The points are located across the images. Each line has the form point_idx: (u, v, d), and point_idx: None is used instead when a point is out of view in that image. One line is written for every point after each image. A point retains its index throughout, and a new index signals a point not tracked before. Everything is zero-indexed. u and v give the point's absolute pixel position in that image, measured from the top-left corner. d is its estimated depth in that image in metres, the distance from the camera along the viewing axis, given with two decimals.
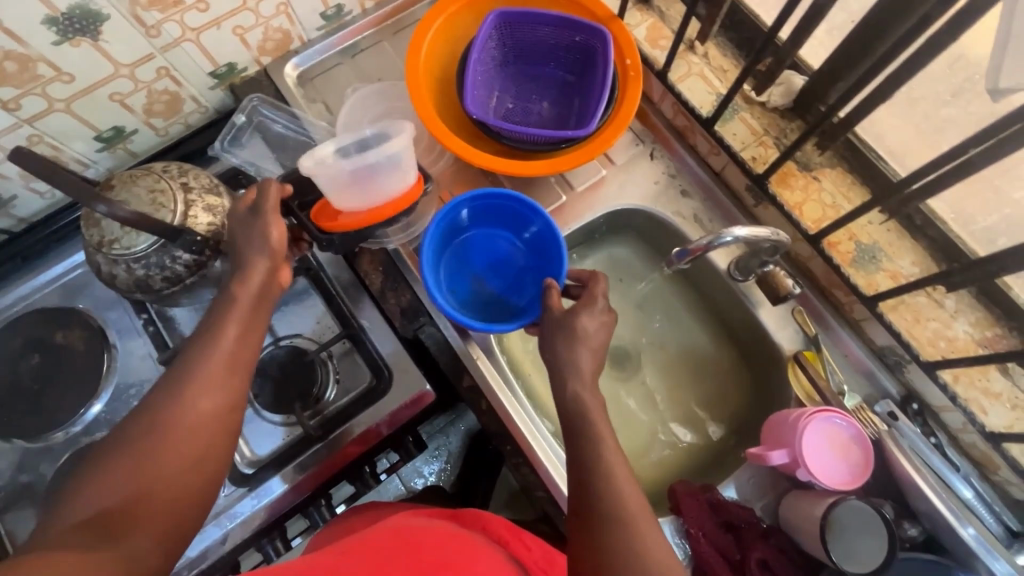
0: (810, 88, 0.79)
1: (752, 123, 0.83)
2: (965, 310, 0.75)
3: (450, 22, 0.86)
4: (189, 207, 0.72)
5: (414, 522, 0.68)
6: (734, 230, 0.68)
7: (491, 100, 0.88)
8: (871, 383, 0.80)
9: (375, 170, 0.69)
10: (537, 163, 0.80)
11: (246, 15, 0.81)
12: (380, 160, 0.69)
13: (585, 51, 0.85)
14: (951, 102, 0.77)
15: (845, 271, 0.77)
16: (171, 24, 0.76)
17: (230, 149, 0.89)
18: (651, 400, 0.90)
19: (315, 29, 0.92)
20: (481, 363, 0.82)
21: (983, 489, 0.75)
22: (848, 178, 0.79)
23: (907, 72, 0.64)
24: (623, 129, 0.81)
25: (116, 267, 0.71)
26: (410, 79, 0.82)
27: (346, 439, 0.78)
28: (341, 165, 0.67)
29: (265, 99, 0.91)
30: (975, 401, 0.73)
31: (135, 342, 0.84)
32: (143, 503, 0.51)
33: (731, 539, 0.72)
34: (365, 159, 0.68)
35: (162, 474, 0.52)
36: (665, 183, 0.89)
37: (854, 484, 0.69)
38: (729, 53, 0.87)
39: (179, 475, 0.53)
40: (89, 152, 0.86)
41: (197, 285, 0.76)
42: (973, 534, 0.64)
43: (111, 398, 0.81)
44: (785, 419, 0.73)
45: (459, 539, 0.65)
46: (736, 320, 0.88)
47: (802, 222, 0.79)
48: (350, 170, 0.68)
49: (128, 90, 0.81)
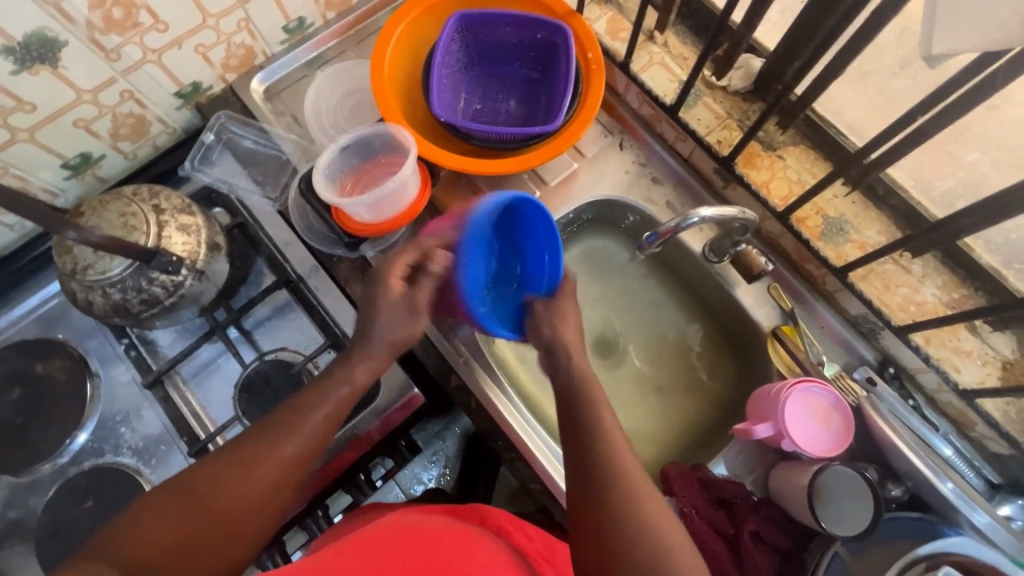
0: (768, 70, 0.81)
1: (715, 107, 0.85)
2: (932, 274, 0.77)
3: (412, 28, 0.87)
4: (162, 228, 0.72)
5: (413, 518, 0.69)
6: (701, 212, 0.69)
7: (458, 102, 0.89)
8: (848, 352, 0.82)
9: (390, 195, 0.77)
10: (509, 160, 0.82)
11: (207, 33, 0.81)
12: (393, 184, 0.76)
13: (547, 48, 0.86)
14: (900, 73, 0.75)
15: (814, 244, 0.79)
16: (131, 46, 0.75)
17: (200, 168, 0.89)
18: (639, 386, 0.92)
19: (278, 43, 0.93)
20: (466, 363, 0.82)
21: (963, 446, 0.77)
22: (811, 154, 0.81)
23: (856, 47, 0.66)
24: (590, 122, 0.82)
25: (91, 293, 0.70)
26: (376, 87, 0.83)
27: (344, 443, 0.81)
28: (361, 197, 0.75)
29: (232, 115, 0.90)
30: (947, 360, 0.75)
31: (117, 368, 0.83)
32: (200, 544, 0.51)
33: (724, 515, 0.74)
34: (382, 190, 0.75)
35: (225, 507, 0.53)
36: (636, 172, 0.91)
37: (837, 450, 0.71)
38: (688, 40, 0.89)
39: (239, 521, 0.54)
40: (57, 180, 0.86)
41: (177, 306, 0.76)
42: (952, 488, 0.65)
43: (97, 427, 0.80)
44: (767, 392, 0.74)
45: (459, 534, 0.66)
46: (715, 300, 0.90)
47: (770, 199, 0.81)
48: (370, 199, 0.76)
49: (93, 115, 0.81)
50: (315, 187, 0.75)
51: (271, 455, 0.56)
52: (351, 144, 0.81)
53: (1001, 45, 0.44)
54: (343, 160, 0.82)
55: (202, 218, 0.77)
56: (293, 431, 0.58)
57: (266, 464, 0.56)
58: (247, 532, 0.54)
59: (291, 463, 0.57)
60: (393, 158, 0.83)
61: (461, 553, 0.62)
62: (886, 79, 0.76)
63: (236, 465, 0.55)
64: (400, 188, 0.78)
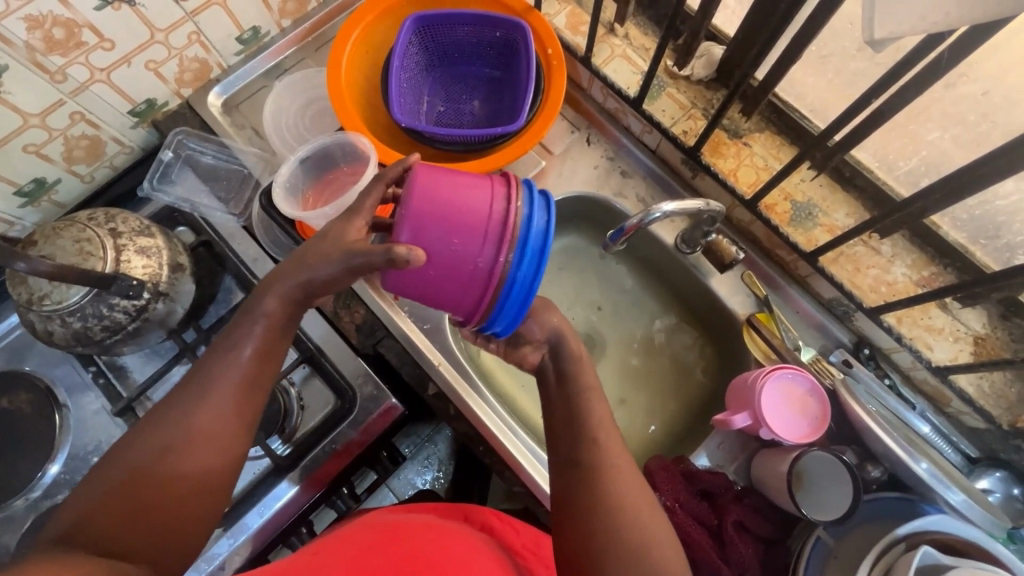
0: (728, 58, 0.81)
1: (679, 97, 0.85)
2: (901, 253, 0.77)
3: (368, 33, 0.85)
4: (120, 252, 0.71)
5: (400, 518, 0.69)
6: (662, 207, 0.69)
7: (421, 106, 0.88)
8: (823, 335, 0.82)
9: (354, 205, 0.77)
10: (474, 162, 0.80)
11: (157, 48, 0.79)
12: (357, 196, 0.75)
13: (507, 46, 0.85)
14: (858, 54, 0.73)
15: (784, 231, 0.79)
16: (76, 67, 0.73)
17: (161, 187, 0.86)
18: (620, 380, 0.91)
19: (234, 54, 0.91)
20: (443, 369, 0.82)
21: (940, 422, 0.77)
22: (777, 139, 0.81)
23: (811, 31, 0.65)
24: (554, 118, 0.81)
25: (51, 323, 0.68)
26: (334, 96, 0.81)
27: (322, 459, 0.77)
28: (326, 210, 0.74)
29: (189, 131, 0.89)
30: (920, 339, 0.75)
31: (87, 396, 0.81)
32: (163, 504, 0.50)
33: (707, 506, 0.74)
34: (346, 201, 0.75)
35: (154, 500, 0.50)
36: (605, 167, 0.90)
37: (813, 436, 0.71)
38: (649, 31, 0.88)
39: (198, 477, 0.52)
40: (12, 208, 0.83)
41: (142, 330, 0.74)
42: (926, 468, 0.65)
43: (69, 458, 0.78)
44: (744, 381, 0.74)
45: (447, 534, 0.65)
46: (690, 291, 0.90)
47: (737, 187, 0.81)
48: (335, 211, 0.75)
49: (43, 140, 0.78)
50: (276, 200, 0.75)
51: (214, 399, 0.54)
52: (314, 156, 0.81)
53: (940, 27, 0.44)
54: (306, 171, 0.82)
55: (162, 239, 0.75)
56: (226, 376, 0.55)
57: (211, 410, 0.54)
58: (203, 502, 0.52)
59: (235, 406, 0.55)
60: (357, 167, 0.82)
61: (451, 548, 0.62)
62: (845, 61, 0.74)
63: (177, 421, 0.53)
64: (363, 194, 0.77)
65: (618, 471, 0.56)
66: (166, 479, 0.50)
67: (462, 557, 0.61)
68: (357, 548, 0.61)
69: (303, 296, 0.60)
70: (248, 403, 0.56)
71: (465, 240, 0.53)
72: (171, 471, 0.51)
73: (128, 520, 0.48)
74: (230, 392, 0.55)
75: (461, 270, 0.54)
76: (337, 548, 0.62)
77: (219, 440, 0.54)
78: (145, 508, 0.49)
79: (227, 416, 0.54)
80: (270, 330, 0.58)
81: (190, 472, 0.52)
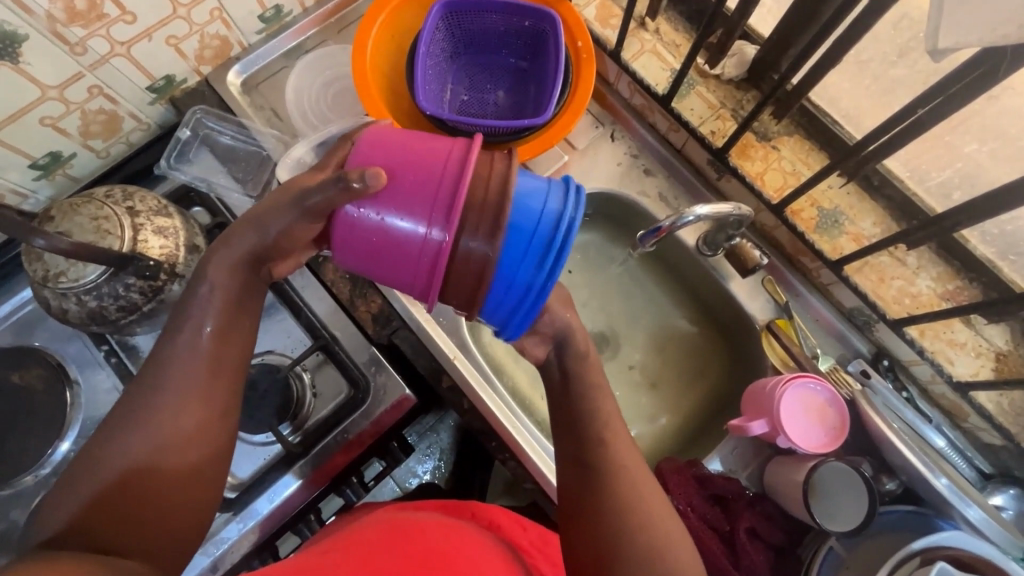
0: (761, 58, 0.79)
1: (708, 97, 0.83)
2: (927, 265, 0.76)
3: (394, 17, 0.84)
4: (137, 231, 0.69)
5: (409, 514, 0.68)
6: (695, 209, 0.68)
7: (444, 94, 0.86)
8: (842, 344, 0.81)
9: None
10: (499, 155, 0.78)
11: (179, 23, 0.77)
12: None
13: (535, 36, 0.83)
14: (898, 62, 0.73)
15: (809, 237, 0.78)
16: (96, 39, 0.71)
17: (177, 165, 0.84)
18: (632, 379, 0.91)
19: (255, 33, 0.89)
20: (459, 363, 0.81)
21: (955, 437, 0.77)
22: (806, 144, 0.80)
23: (855, 35, 0.64)
24: (581, 112, 0.79)
25: (66, 301, 0.67)
26: (358, 80, 0.79)
27: (333, 448, 0.77)
28: None
29: (209, 110, 0.87)
30: (942, 353, 0.75)
31: (98, 375, 0.81)
32: (143, 487, 0.49)
33: (718, 510, 0.74)
34: None
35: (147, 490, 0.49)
36: (628, 164, 0.88)
37: (831, 446, 0.71)
38: (681, 27, 0.86)
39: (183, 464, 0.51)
40: (26, 181, 0.82)
41: (156, 311, 0.73)
42: (945, 484, 0.65)
43: (79, 435, 0.78)
44: (762, 388, 0.74)
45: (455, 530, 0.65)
46: (708, 294, 0.89)
47: (764, 191, 0.80)
48: None
49: (60, 113, 0.77)
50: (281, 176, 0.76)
51: (173, 389, 0.52)
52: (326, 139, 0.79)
53: (1007, 41, 0.43)
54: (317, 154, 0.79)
55: (179, 220, 0.74)
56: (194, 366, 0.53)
57: (168, 406, 0.51)
58: (191, 486, 0.51)
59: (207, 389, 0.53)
60: None
61: (456, 544, 0.62)
62: (883, 67, 0.74)
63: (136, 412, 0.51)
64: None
65: (627, 474, 0.53)
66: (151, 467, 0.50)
67: (470, 554, 0.61)
68: (367, 544, 0.61)
69: (260, 261, 0.56)
70: (217, 386, 0.54)
71: (423, 204, 0.49)
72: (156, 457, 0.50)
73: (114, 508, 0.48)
74: (195, 383, 0.52)
75: (411, 243, 0.50)
76: (352, 542, 0.62)
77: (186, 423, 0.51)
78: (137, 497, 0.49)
79: (197, 404, 0.52)
80: (229, 300, 0.55)
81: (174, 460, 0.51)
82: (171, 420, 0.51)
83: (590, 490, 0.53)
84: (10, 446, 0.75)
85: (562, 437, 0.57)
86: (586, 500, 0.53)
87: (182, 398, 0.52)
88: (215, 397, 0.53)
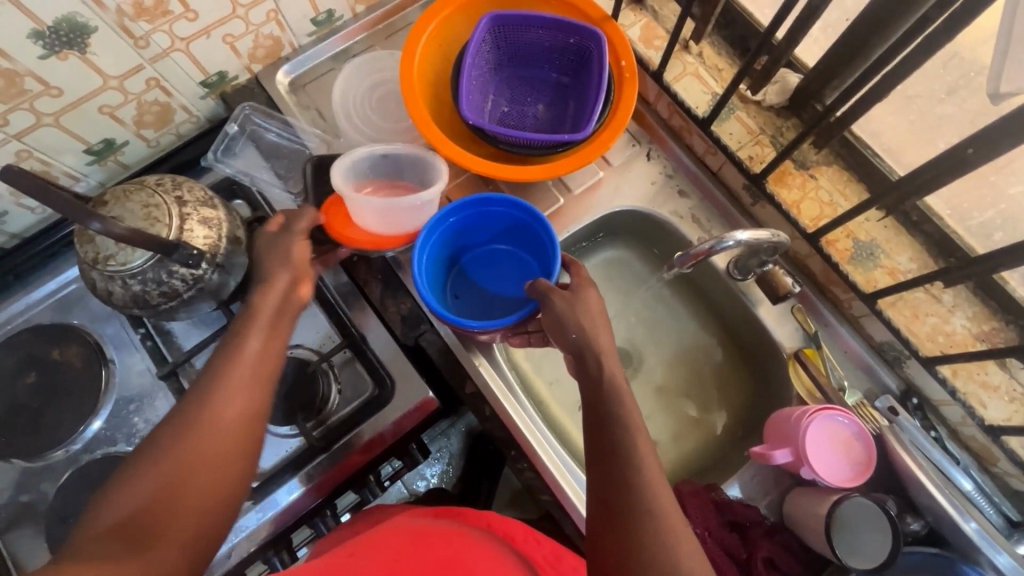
0: (805, 87, 0.79)
1: (748, 122, 0.83)
2: (963, 305, 0.75)
3: (443, 26, 0.85)
4: (184, 220, 0.71)
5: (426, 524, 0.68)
6: (736, 234, 0.68)
7: (486, 104, 0.88)
8: (871, 379, 0.80)
9: (405, 206, 0.76)
10: (536, 167, 0.79)
11: (236, 22, 0.80)
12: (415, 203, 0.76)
13: (579, 53, 0.85)
14: (945, 100, 0.76)
15: (843, 269, 0.77)
16: (159, 34, 0.74)
17: (223, 158, 0.88)
18: (653, 399, 0.91)
19: (306, 35, 0.91)
20: (484, 369, 0.82)
21: (984, 481, 0.76)
22: (845, 175, 0.80)
23: (904, 71, 0.64)
24: (621, 131, 0.80)
25: (112, 283, 0.70)
26: (404, 86, 0.81)
27: (353, 446, 0.78)
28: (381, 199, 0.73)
29: (257, 107, 0.90)
30: (974, 395, 0.73)
31: (133, 357, 0.82)
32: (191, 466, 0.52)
33: (737, 538, 0.73)
34: (403, 200, 0.74)
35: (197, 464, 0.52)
36: (662, 183, 0.89)
37: (856, 481, 0.70)
38: (724, 52, 0.87)
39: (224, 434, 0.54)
40: (80, 165, 0.85)
41: (195, 299, 0.75)
42: (976, 528, 0.65)
43: (111, 415, 0.80)
44: (788, 417, 0.73)
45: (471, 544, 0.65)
46: (735, 318, 0.89)
47: (800, 220, 0.79)
48: (386, 204, 0.74)
49: (118, 102, 0.80)
50: (334, 179, 0.74)
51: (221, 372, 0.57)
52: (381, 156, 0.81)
53: None
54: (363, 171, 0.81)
55: (223, 212, 0.76)
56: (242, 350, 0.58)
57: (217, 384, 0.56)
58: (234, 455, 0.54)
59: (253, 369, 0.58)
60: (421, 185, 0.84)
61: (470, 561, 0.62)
62: (931, 104, 0.77)
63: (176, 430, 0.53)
64: (418, 210, 0.78)
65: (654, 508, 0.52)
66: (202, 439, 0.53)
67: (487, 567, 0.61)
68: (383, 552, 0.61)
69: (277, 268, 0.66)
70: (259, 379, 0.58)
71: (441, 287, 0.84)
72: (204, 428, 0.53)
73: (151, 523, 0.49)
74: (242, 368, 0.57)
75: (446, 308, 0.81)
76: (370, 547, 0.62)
77: (210, 430, 0.53)
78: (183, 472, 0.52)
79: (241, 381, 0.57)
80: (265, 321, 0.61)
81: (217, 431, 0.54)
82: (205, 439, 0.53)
83: (619, 529, 0.52)
84: (46, 420, 0.77)
85: (592, 469, 0.57)
86: (613, 544, 0.52)
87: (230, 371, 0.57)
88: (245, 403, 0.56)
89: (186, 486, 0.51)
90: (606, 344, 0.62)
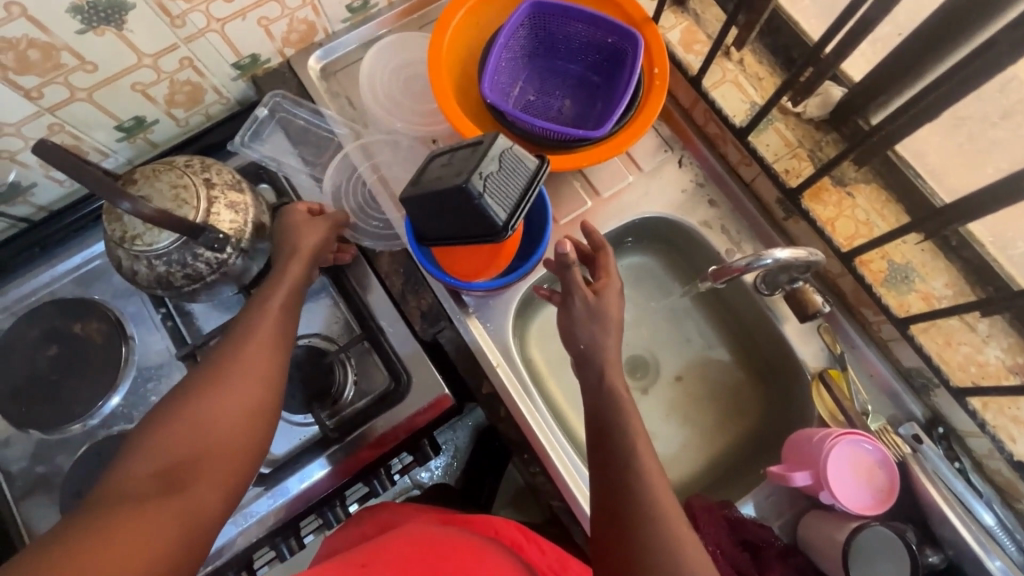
0: (849, 101, 0.77)
1: (786, 134, 0.81)
2: (997, 335, 0.73)
3: (482, 6, 0.85)
4: (211, 204, 0.71)
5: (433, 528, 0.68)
6: (774, 253, 0.68)
7: (513, 90, 0.86)
8: (895, 404, 0.79)
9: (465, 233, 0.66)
10: (552, 159, 0.77)
11: (272, 6, 0.79)
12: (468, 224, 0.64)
13: (615, 54, 0.83)
14: (999, 123, 0.73)
15: (876, 291, 0.75)
16: (196, 14, 0.73)
17: (251, 143, 0.88)
18: (668, 410, 0.89)
19: (340, 21, 0.90)
20: (500, 370, 0.82)
21: (1006, 515, 0.73)
22: (883, 195, 0.77)
23: (958, 91, 0.61)
24: (640, 134, 0.77)
25: (137, 263, 0.70)
26: (430, 57, 0.81)
27: (366, 440, 0.78)
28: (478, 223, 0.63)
29: (287, 95, 0.89)
30: (1004, 428, 0.71)
31: (153, 336, 0.83)
32: (207, 435, 0.53)
33: (748, 557, 0.72)
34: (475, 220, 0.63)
35: (220, 437, 0.54)
36: (692, 191, 0.87)
37: (876, 510, 0.68)
38: (765, 60, 0.84)
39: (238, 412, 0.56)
40: (110, 141, 0.85)
41: (218, 283, 0.75)
42: (1000, 566, 0.64)
43: (129, 392, 0.81)
44: (809, 438, 0.71)
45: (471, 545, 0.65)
46: (759, 333, 0.87)
47: (834, 238, 0.77)
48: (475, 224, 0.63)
49: (151, 80, 0.79)
50: (507, 192, 0.61)
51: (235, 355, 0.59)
52: (422, 184, 0.64)
53: None
54: (502, 183, 0.61)
55: (250, 197, 0.75)
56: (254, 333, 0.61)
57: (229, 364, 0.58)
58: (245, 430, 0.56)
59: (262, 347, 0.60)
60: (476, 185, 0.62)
61: (482, 573, 0.60)
62: (983, 127, 0.74)
63: (172, 407, 0.55)
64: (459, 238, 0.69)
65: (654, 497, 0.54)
66: (220, 412, 0.55)
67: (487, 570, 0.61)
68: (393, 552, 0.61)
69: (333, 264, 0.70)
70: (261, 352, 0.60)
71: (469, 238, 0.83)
72: (220, 403, 0.55)
73: (175, 486, 0.50)
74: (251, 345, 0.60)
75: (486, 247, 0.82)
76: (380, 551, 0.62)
77: (227, 404, 0.55)
78: (200, 449, 0.53)
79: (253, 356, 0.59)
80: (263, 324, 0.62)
81: (237, 406, 0.56)
82: (209, 414, 0.54)
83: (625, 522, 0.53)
84: (63, 393, 0.77)
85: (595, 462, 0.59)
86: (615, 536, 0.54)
87: (239, 350, 0.59)
88: (251, 393, 0.57)
89: (206, 454, 0.53)
90: (614, 357, 0.63)
